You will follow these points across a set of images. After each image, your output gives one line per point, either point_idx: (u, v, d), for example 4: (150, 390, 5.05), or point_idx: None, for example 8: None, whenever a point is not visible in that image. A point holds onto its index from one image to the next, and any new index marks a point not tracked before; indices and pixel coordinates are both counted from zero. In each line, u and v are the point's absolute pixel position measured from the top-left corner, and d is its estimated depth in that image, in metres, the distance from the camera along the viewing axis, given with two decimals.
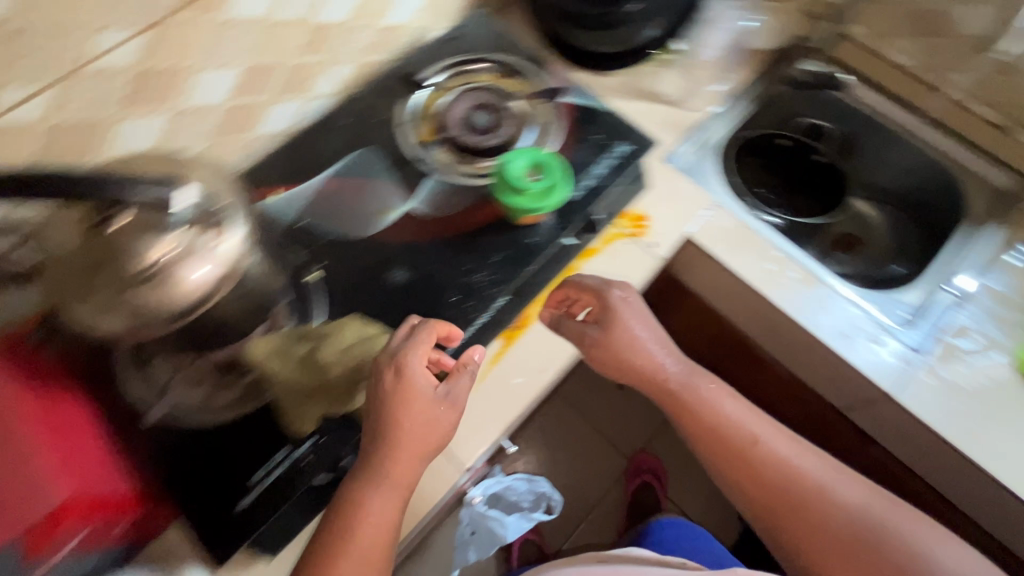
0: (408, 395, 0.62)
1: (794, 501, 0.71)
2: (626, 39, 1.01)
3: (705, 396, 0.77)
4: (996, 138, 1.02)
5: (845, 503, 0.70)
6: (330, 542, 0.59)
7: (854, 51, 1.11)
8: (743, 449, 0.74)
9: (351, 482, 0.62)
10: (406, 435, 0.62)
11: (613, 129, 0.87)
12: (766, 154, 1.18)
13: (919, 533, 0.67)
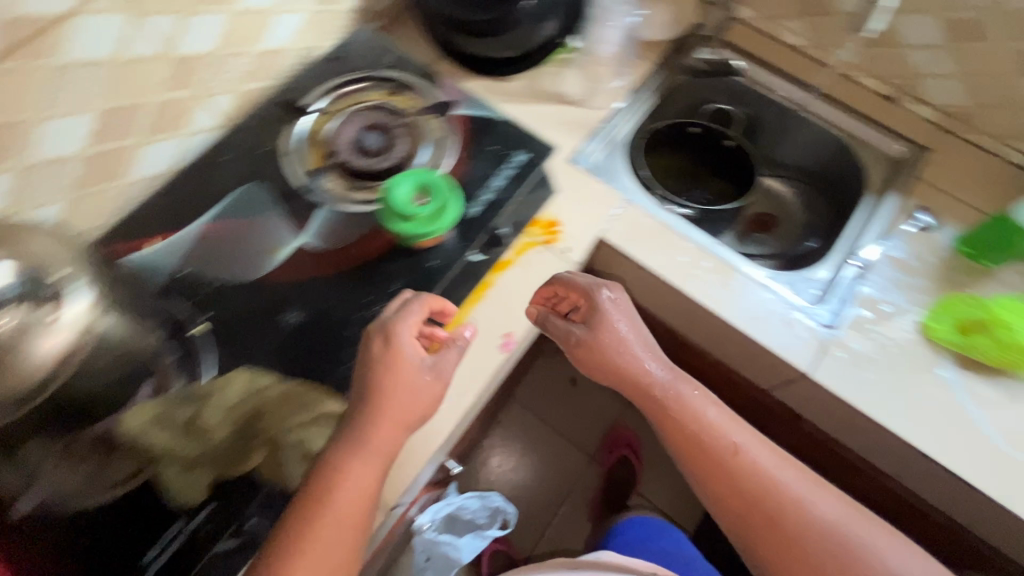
0: (392, 362, 0.64)
1: (771, 516, 0.69)
2: (520, 42, 0.99)
3: (690, 403, 0.76)
4: (886, 108, 1.05)
5: (822, 517, 0.69)
6: (305, 512, 0.57)
7: (746, 35, 1.12)
8: (725, 463, 0.72)
9: (329, 451, 0.61)
10: (390, 403, 0.62)
11: (509, 138, 0.85)
12: (678, 145, 1.19)
13: (881, 541, 0.68)
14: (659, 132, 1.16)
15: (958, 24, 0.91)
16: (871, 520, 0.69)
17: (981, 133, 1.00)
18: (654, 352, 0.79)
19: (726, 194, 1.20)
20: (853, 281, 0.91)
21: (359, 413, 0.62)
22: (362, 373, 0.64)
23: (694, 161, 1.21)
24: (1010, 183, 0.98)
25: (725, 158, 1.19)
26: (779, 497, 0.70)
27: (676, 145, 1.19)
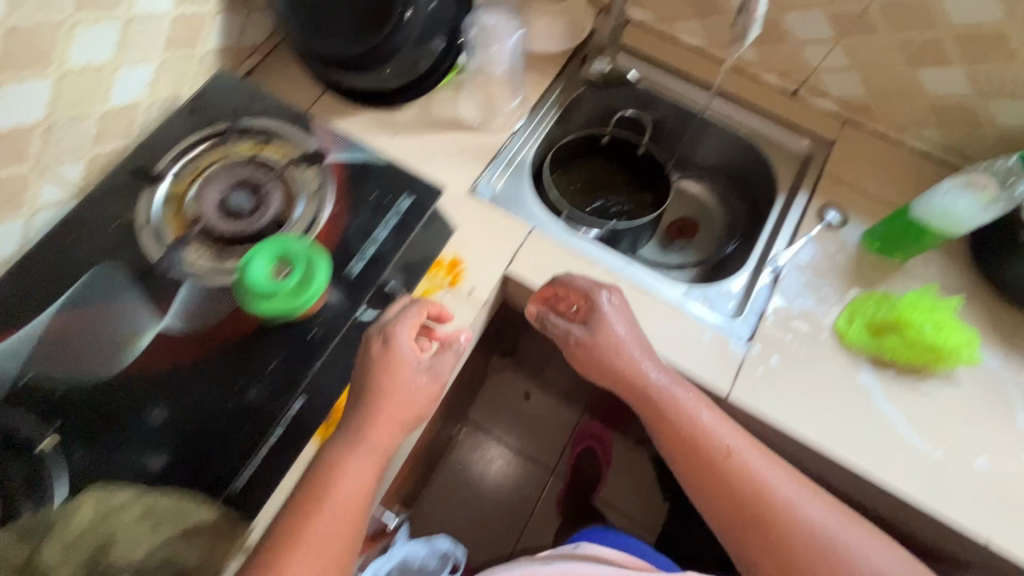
0: (390, 363, 0.64)
1: (753, 513, 0.75)
2: (399, 71, 0.91)
3: (686, 408, 0.77)
4: (790, 104, 1.04)
5: (802, 515, 0.74)
6: (306, 505, 0.60)
7: (645, 38, 1.09)
8: (714, 461, 0.76)
9: (331, 447, 0.63)
10: (389, 404, 0.64)
11: (392, 182, 0.79)
12: (591, 155, 1.16)
13: (857, 540, 0.73)
14: (568, 146, 1.12)
15: (842, 17, 0.88)
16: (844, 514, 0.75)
17: (882, 122, 0.99)
18: (651, 355, 0.79)
19: (646, 201, 1.15)
20: (768, 289, 0.89)
21: (361, 412, 0.63)
22: (363, 371, 0.65)
23: (611, 170, 1.18)
24: (913, 171, 0.98)
25: (640, 166, 1.16)
26: (767, 498, 0.75)
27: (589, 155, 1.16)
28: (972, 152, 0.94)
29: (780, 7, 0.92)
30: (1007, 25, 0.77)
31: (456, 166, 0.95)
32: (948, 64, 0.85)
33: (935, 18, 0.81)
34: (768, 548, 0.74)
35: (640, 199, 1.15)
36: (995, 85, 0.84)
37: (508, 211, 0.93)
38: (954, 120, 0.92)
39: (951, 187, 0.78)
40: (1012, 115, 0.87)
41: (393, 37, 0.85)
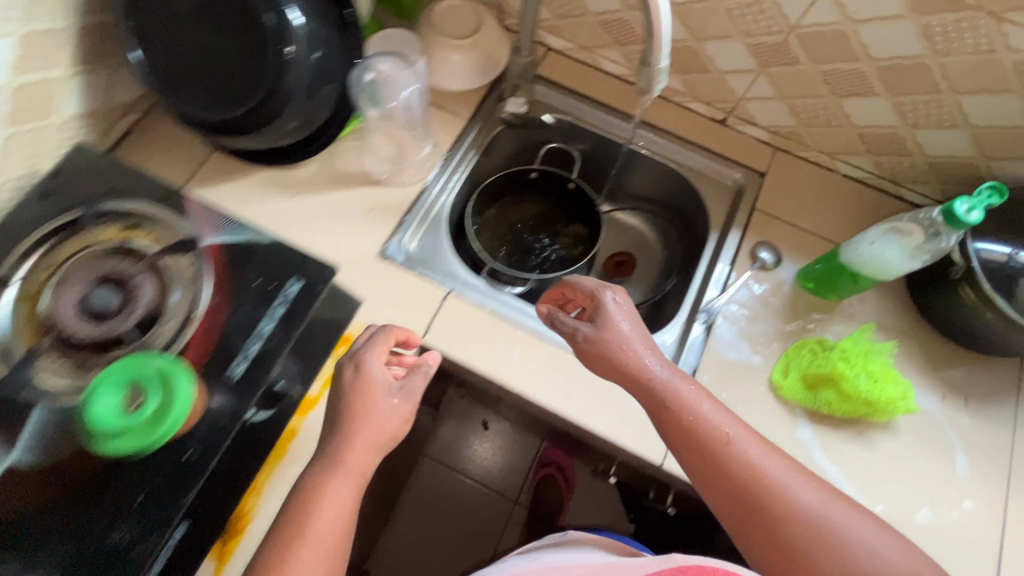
0: (366, 388, 0.66)
1: (756, 509, 0.64)
2: (286, 130, 0.80)
3: (686, 400, 0.69)
4: (719, 132, 0.98)
5: (807, 509, 0.63)
6: (291, 530, 0.59)
7: (566, 67, 1.02)
8: (712, 452, 0.66)
9: (310, 472, 0.63)
10: (366, 424, 0.65)
11: (277, 265, 0.71)
12: (520, 193, 1.10)
13: (868, 533, 0.63)
14: (491, 187, 1.05)
15: (761, 49, 0.82)
16: (855, 509, 0.64)
17: (813, 149, 0.95)
18: (652, 351, 0.72)
19: (577, 241, 1.09)
20: (702, 336, 0.85)
21: (344, 433, 0.64)
22: (339, 398, 0.67)
23: (541, 208, 1.11)
24: (846, 199, 0.94)
25: (569, 204, 1.09)
26: (770, 493, 0.64)
27: (516, 194, 1.10)
28: (904, 179, 0.91)
29: (697, 37, 0.86)
30: (927, 60, 0.72)
31: (364, 225, 0.87)
32: (872, 95, 0.80)
33: (855, 52, 0.75)
34: (771, 550, 0.63)
35: (572, 233, 1.10)
36: (921, 116, 0.80)
37: (422, 272, 0.86)
38: (883, 149, 0.88)
39: (876, 235, 0.74)
40: (939, 145, 0.83)
41: (273, 97, 0.75)
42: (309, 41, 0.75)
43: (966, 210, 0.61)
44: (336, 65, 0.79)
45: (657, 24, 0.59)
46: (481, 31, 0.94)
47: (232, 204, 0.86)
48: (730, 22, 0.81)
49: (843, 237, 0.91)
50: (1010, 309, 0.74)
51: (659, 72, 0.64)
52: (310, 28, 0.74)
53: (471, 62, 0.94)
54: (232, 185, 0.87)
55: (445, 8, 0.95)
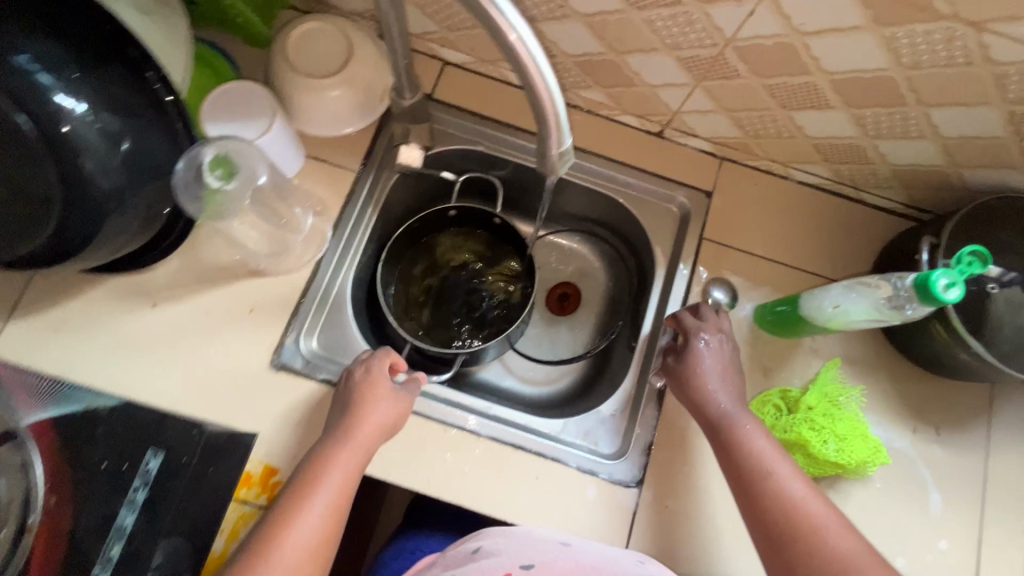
0: (368, 393, 0.67)
1: (788, 546, 0.57)
2: (140, 223, 0.63)
3: (739, 429, 0.65)
4: (657, 146, 0.84)
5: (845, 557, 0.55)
6: (291, 504, 0.59)
7: (468, 84, 0.84)
8: (752, 483, 0.61)
9: (311, 463, 0.63)
10: (370, 426, 0.65)
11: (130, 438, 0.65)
12: (440, 232, 0.92)
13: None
14: (402, 237, 0.87)
15: (693, 63, 0.67)
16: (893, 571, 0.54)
17: (764, 158, 0.82)
18: (719, 379, 0.70)
19: (512, 280, 0.90)
20: (657, 406, 0.76)
21: (348, 425, 0.65)
22: (349, 393, 0.68)
23: (470, 245, 0.93)
24: (803, 212, 0.83)
25: (499, 240, 0.92)
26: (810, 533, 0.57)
27: (436, 234, 0.92)
28: (865, 185, 0.80)
29: (617, 51, 0.69)
30: (891, 72, 0.58)
31: (248, 332, 0.73)
32: (827, 108, 0.67)
33: (806, 65, 0.61)
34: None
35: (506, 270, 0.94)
36: (884, 128, 0.67)
37: (327, 377, 0.72)
38: (842, 158, 0.76)
39: (837, 297, 0.64)
40: (903, 155, 0.71)
41: (78, 214, 0.57)
42: (103, 132, 0.56)
43: (943, 286, 0.51)
44: (158, 146, 0.60)
45: (546, 104, 0.47)
46: (352, 61, 0.75)
47: (75, 331, 0.70)
48: (654, 35, 0.65)
49: (801, 260, 0.81)
50: (987, 352, 0.66)
51: (563, 151, 0.53)
52: (96, 114, 0.55)
53: (348, 102, 0.76)
54: (74, 303, 0.71)
55: (303, 32, 0.75)
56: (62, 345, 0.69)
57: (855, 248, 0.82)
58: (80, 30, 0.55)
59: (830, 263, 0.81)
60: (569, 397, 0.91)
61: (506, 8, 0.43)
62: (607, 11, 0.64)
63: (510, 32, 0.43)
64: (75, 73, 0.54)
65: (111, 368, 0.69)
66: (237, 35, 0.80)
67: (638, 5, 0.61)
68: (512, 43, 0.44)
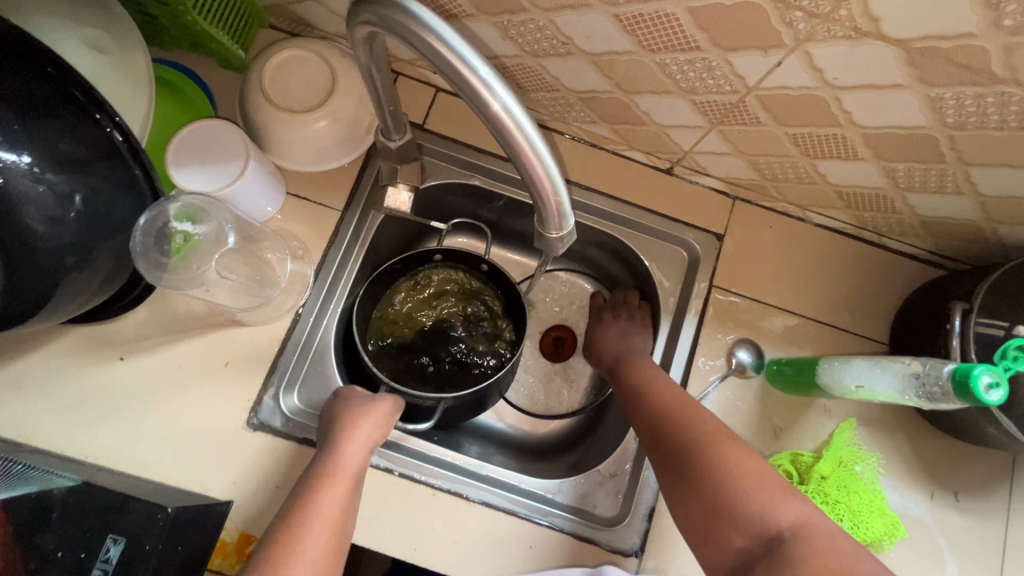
0: (354, 404, 0.66)
1: (662, 445, 0.60)
2: (100, 278, 0.57)
3: (634, 362, 0.71)
4: (664, 185, 0.78)
5: (713, 456, 0.56)
6: (293, 520, 0.56)
7: (462, 114, 0.77)
8: (637, 403, 0.66)
9: (304, 487, 0.59)
10: (359, 439, 0.63)
11: (87, 521, 0.52)
12: (420, 271, 0.82)
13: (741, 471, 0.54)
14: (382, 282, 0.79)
15: (709, 107, 0.61)
16: (743, 463, 0.55)
17: (781, 201, 0.76)
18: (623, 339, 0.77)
19: (494, 336, 0.83)
20: None
21: (339, 446, 0.62)
22: (337, 409, 0.67)
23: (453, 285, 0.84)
24: (820, 259, 0.77)
25: (488, 286, 0.83)
26: (686, 437, 0.59)
27: (415, 274, 0.82)
28: (888, 231, 0.74)
29: (625, 90, 0.63)
30: (932, 131, 0.52)
31: (222, 390, 0.68)
32: (855, 159, 0.61)
33: (835, 117, 0.55)
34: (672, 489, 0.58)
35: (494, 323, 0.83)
36: (916, 181, 0.61)
37: (308, 437, 0.68)
38: (865, 206, 0.70)
39: (861, 377, 0.59)
40: (935, 207, 0.65)
41: (25, 277, 0.51)
42: (51, 190, 0.50)
43: (986, 385, 0.46)
44: (116, 203, 0.55)
45: (545, 188, 0.42)
46: (337, 89, 0.69)
47: (37, 389, 0.65)
48: (667, 78, 0.58)
49: (817, 310, 0.76)
50: (1017, 428, 0.60)
51: (563, 234, 0.48)
52: (42, 171, 0.49)
53: (332, 138, 0.70)
54: (36, 357, 0.66)
55: (280, 61, 0.68)
56: (21, 403, 0.65)
57: (874, 299, 0.76)
58: (23, 79, 0.49)
59: (848, 314, 0.76)
60: (568, 441, 0.85)
61: (492, 81, 0.38)
62: (616, 52, 0.57)
63: (495, 104, 0.39)
64: (16, 126, 0.48)
65: (75, 428, 0.65)
66: (211, 58, 0.73)
67: (651, 47, 0.55)
68: (497, 114, 0.39)
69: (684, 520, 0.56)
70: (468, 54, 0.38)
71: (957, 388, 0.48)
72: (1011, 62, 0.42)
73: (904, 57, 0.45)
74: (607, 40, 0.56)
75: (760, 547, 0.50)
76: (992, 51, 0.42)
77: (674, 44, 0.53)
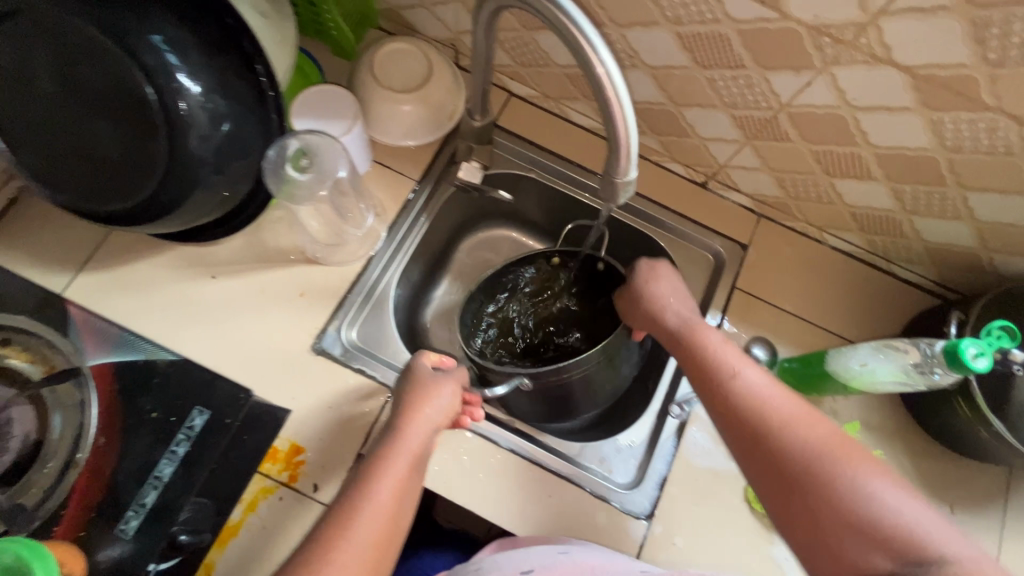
0: (421, 386, 0.68)
1: (748, 419, 0.58)
2: (220, 198, 0.67)
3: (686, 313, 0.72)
4: (698, 196, 0.88)
5: (819, 440, 0.55)
6: (345, 503, 0.57)
7: (530, 116, 0.90)
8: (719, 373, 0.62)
9: (362, 468, 0.61)
10: (422, 422, 0.65)
11: (184, 393, 0.67)
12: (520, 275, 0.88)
13: (845, 454, 0.54)
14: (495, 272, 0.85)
15: (747, 121, 0.72)
16: (850, 448, 0.54)
17: (801, 221, 0.85)
18: (671, 283, 0.75)
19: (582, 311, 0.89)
20: (674, 441, 0.77)
21: (400, 430, 0.64)
22: (404, 391, 0.69)
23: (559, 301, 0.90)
24: (834, 277, 0.85)
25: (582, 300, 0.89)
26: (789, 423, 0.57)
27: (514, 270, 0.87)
28: (897, 258, 0.83)
29: (676, 102, 0.75)
30: (934, 153, 0.63)
31: (294, 314, 0.76)
32: (868, 179, 0.71)
33: (853, 136, 0.66)
34: (772, 481, 0.55)
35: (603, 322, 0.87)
36: (921, 204, 0.71)
37: (362, 368, 0.75)
38: (877, 229, 0.79)
39: (865, 355, 0.66)
40: (939, 233, 0.74)
41: (175, 179, 0.62)
42: (210, 111, 0.61)
43: (973, 354, 0.56)
44: (252, 134, 0.66)
45: (622, 136, 0.51)
46: (430, 82, 0.82)
47: (138, 291, 0.74)
48: (713, 92, 0.70)
49: (828, 320, 0.83)
50: (1007, 432, 0.66)
51: (625, 183, 0.55)
52: (208, 95, 0.61)
53: (419, 117, 0.83)
54: (141, 265, 0.76)
55: (389, 51, 0.82)
56: (124, 303, 0.74)
57: (883, 317, 0.83)
58: (208, 25, 0.62)
59: (858, 328, 0.83)
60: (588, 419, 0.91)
61: (599, 46, 0.48)
62: (674, 66, 0.69)
63: (599, 66, 0.48)
64: (198, 59, 0.60)
65: (162, 330, 0.73)
66: (328, 46, 0.88)
67: (703, 64, 0.67)
68: (600, 76, 0.48)
69: (781, 492, 0.55)
70: (580, 20, 0.47)
71: (955, 353, 0.56)
72: (996, 90, 0.54)
73: (911, 83, 0.57)
74: (667, 55, 0.68)
75: (850, 501, 0.51)
76: (981, 80, 0.54)
77: (723, 62, 0.65)
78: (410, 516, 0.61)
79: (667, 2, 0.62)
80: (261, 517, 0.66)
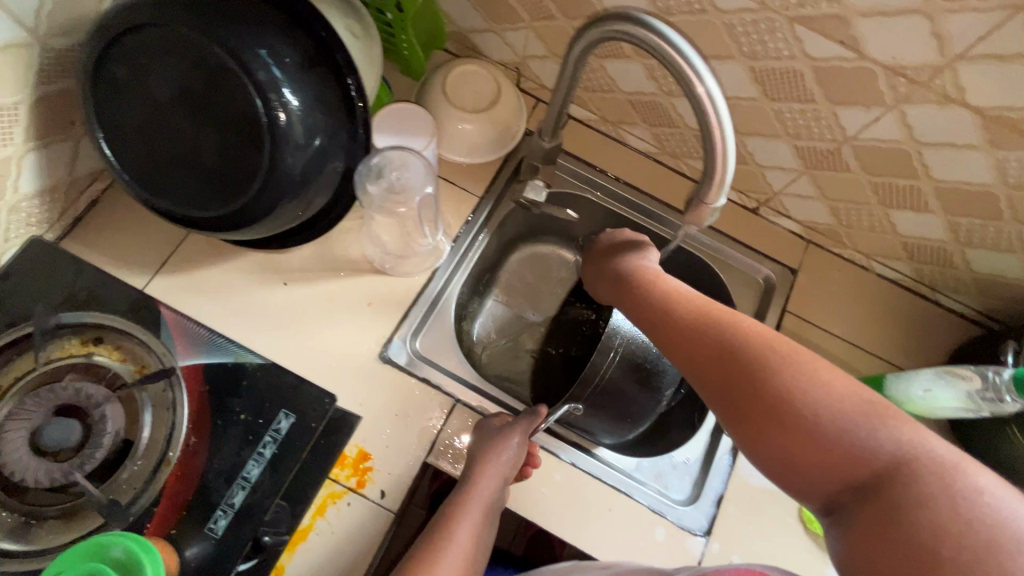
0: (489, 441, 0.70)
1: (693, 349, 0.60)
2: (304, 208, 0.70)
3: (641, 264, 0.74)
4: (750, 221, 0.90)
5: (758, 355, 0.55)
6: (427, 552, 0.64)
7: (588, 139, 0.93)
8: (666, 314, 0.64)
9: (441, 516, 0.68)
10: (491, 475, 0.68)
11: (269, 397, 0.70)
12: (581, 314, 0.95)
13: (782, 365, 0.53)
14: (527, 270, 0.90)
15: (809, 152, 0.75)
16: (790, 360, 0.53)
17: (850, 248, 0.88)
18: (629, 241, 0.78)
19: None
20: (729, 458, 0.79)
21: (472, 482, 0.68)
22: (476, 445, 0.72)
23: None
24: (881, 304, 0.88)
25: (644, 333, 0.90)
26: (753, 358, 0.55)
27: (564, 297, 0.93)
28: (943, 287, 0.85)
29: (740, 132, 0.78)
30: (995, 189, 0.66)
31: (362, 322, 0.78)
32: (925, 211, 0.74)
33: (916, 170, 0.69)
34: (723, 402, 0.56)
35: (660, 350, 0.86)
36: (976, 237, 0.74)
37: (428, 377, 0.77)
38: (927, 259, 0.82)
39: (929, 380, 0.68)
40: (990, 264, 0.77)
41: (272, 188, 0.64)
42: (308, 123, 0.64)
43: None
44: (340, 146, 0.68)
45: (719, 158, 0.54)
46: (497, 103, 0.85)
47: (210, 294, 0.76)
48: (779, 124, 0.73)
49: (876, 345, 0.86)
50: None
51: (712, 209, 0.58)
52: (306, 109, 0.63)
53: (484, 137, 0.86)
54: (214, 269, 0.77)
55: (459, 72, 0.85)
56: (197, 306, 0.75)
57: (929, 344, 0.86)
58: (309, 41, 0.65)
59: (905, 354, 0.85)
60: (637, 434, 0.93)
61: (703, 73, 0.51)
62: (743, 97, 0.72)
63: (700, 87, 0.51)
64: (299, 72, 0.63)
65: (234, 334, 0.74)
66: (397, 65, 0.91)
67: (773, 97, 0.70)
68: (700, 96, 0.51)
69: (733, 410, 0.55)
70: (686, 51, 0.51)
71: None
72: None
73: (980, 122, 0.61)
74: (738, 87, 0.71)
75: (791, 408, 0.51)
76: None
77: (794, 95, 0.68)
78: (483, 556, 0.69)
79: (746, 38, 0.65)
80: (331, 523, 0.67)
